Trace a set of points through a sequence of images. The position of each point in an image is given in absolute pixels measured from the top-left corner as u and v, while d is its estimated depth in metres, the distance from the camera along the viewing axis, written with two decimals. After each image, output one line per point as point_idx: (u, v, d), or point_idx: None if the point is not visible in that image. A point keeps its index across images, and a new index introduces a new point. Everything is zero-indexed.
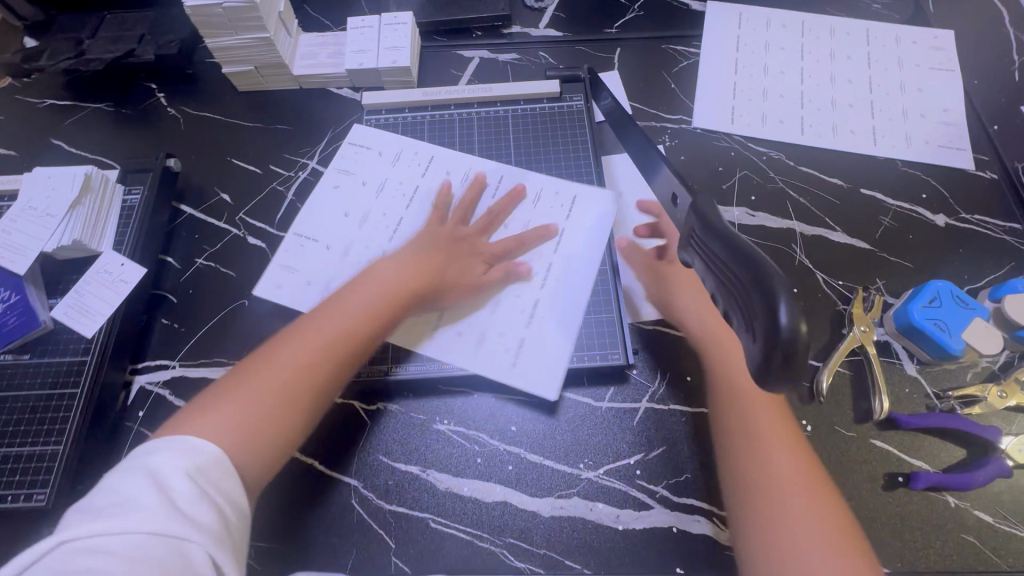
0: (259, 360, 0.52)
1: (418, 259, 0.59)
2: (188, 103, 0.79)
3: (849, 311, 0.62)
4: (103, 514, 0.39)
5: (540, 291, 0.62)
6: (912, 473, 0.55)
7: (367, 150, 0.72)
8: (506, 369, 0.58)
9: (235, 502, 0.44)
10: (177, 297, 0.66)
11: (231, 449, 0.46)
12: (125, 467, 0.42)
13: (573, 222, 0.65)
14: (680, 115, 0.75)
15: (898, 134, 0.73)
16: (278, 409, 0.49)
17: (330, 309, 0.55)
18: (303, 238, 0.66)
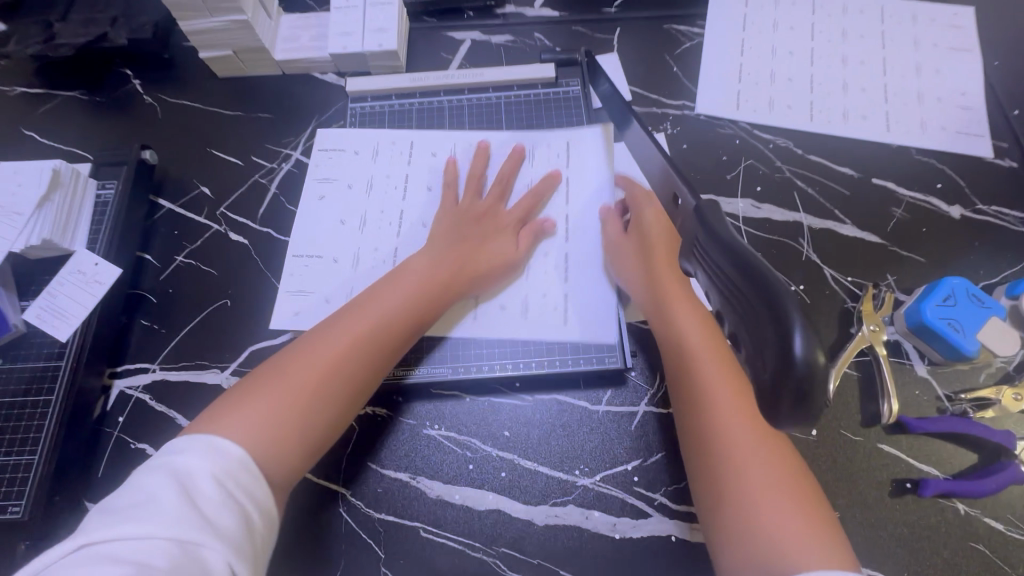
0: (291, 352, 0.50)
1: (451, 243, 0.58)
2: (165, 90, 0.75)
3: (858, 309, 0.59)
4: (125, 516, 0.38)
5: (565, 247, 0.62)
6: (921, 480, 0.53)
7: (343, 153, 0.68)
8: (556, 326, 0.58)
9: (261, 508, 0.42)
10: (157, 297, 0.64)
11: (263, 445, 0.44)
12: (153, 466, 0.41)
13: (573, 167, 0.66)
14: (682, 100, 0.72)
15: (912, 119, 0.69)
16: (312, 403, 0.47)
17: (366, 302, 0.53)
18: (302, 258, 0.64)
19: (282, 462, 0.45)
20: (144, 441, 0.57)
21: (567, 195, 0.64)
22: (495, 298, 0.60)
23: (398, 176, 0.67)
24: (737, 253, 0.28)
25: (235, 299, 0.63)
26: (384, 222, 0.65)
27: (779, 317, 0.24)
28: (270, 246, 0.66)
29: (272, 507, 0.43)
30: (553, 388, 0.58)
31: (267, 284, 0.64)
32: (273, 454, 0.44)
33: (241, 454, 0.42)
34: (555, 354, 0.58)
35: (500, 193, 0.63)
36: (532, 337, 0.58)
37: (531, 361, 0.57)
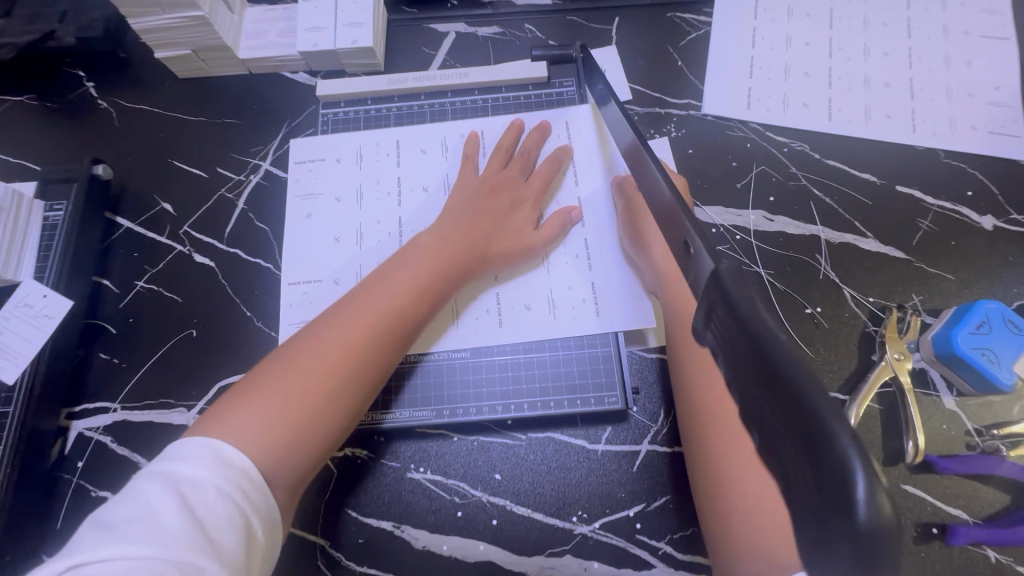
0: (297, 344, 0.46)
1: (458, 222, 0.54)
2: (119, 92, 0.68)
3: (880, 334, 0.54)
4: (119, 532, 0.34)
5: (585, 234, 0.58)
6: (949, 525, 0.48)
7: (325, 163, 0.63)
8: (586, 320, 0.55)
9: (266, 517, 0.40)
10: (116, 328, 0.58)
11: (272, 449, 0.41)
12: (152, 474, 0.37)
13: (576, 142, 0.61)
14: (688, 98, 0.65)
15: (941, 118, 0.62)
16: (322, 401, 0.44)
17: (374, 288, 0.50)
18: (298, 285, 0.58)
19: (292, 465, 0.42)
20: (106, 488, 0.53)
21: (576, 175, 0.60)
22: (516, 295, 0.56)
23: (388, 180, 0.62)
24: (775, 355, 0.23)
25: (201, 329, 0.58)
26: (383, 235, 0.60)
27: (828, 437, 0.20)
28: (238, 269, 0.60)
29: (276, 513, 0.41)
30: (547, 426, 0.53)
31: (236, 311, 0.59)
32: (282, 457, 0.42)
33: (248, 462, 0.39)
34: (549, 395, 0.53)
35: (522, 170, 0.59)
36: (563, 334, 0.55)
37: (520, 404, 0.53)
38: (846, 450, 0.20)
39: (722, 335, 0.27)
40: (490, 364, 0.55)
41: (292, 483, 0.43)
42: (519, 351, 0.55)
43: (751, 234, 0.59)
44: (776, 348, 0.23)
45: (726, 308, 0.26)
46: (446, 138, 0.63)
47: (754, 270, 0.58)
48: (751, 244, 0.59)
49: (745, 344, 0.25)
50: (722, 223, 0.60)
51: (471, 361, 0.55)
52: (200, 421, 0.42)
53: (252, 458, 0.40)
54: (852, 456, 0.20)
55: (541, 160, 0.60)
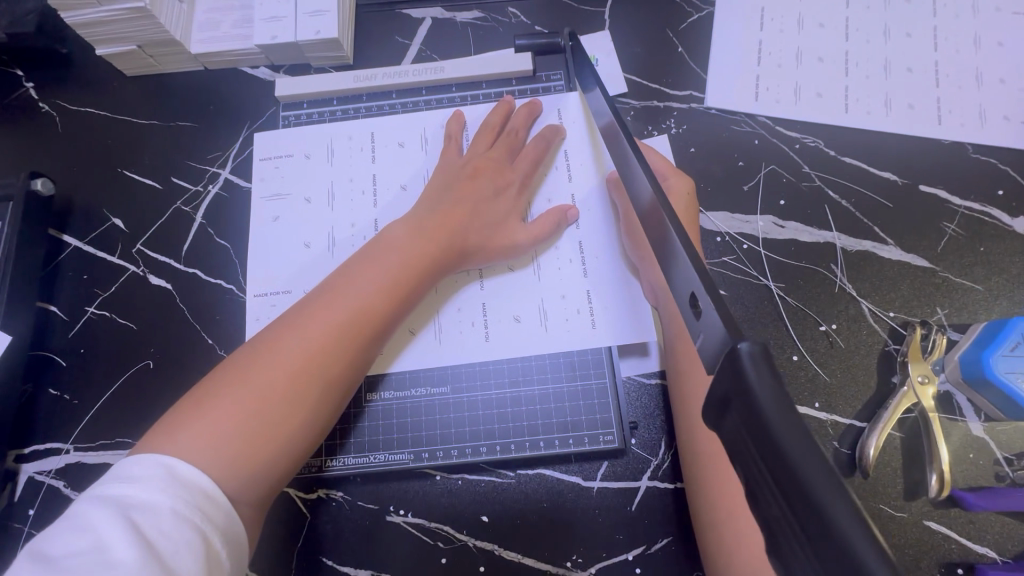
0: (260, 345, 0.41)
1: (436, 211, 0.49)
2: (59, 92, 0.61)
3: (902, 353, 0.49)
4: (61, 568, 0.30)
5: (580, 235, 0.52)
6: (976, 565, 0.45)
7: (293, 158, 0.57)
8: (580, 336, 0.49)
9: (232, 542, 0.35)
10: (67, 359, 0.53)
11: (230, 465, 0.36)
12: (100, 499, 0.33)
13: (569, 123, 0.56)
14: (689, 90, 0.59)
15: (970, 108, 0.56)
16: (287, 409, 0.39)
17: (345, 279, 0.44)
18: (267, 296, 0.53)
19: (255, 483, 0.37)
20: None
21: (568, 164, 0.54)
22: (504, 305, 0.51)
23: (363, 177, 0.56)
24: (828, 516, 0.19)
25: (158, 359, 0.53)
26: (357, 238, 0.54)
27: None
28: (197, 291, 0.55)
29: (243, 537, 0.36)
30: (537, 464, 0.48)
31: (195, 339, 0.53)
32: (244, 474, 0.37)
33: (204, 481, 0.35)
34: (539, 434, 0.48)
35: (509, 153, 0.53)
36: (555, 352, 0.49)
37: (506, 444, 0.48)
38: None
39: (746, 449, 0.22)
40: (473, 399, 0.49)
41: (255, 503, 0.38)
42: (509, 363, 0.50)
43: (759, 243, 0.54)
44: (831, 504, 0.19)
45: (749, 414, 0.22)
46: (425, 130, 0.57)
47: (764, 283, 0.53)
48: (760, 254, 0.53)
49: (780, 477, 0.20)
50: (727, 230, 0.54)
51: (451, 396, 0.50)
52: (148, 434, 0.37)
53: (207, 477, 0.35)
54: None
55: (533, 136, 0.55)
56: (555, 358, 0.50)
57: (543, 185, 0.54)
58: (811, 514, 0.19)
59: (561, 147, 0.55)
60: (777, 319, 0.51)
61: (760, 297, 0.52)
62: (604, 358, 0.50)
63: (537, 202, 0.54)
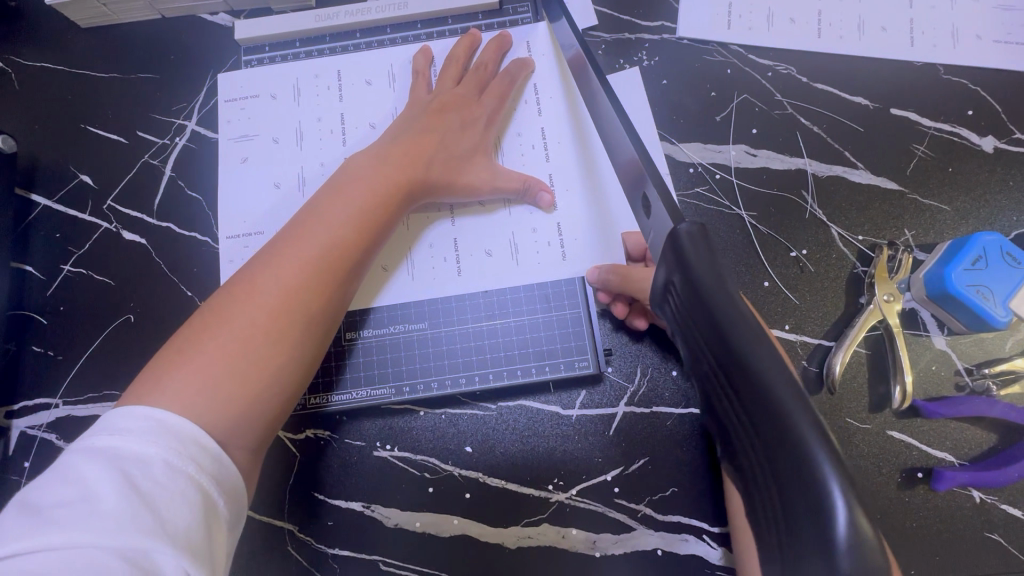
0: (235, 287, 0.41)
1: (403, 148, 0.48)
2: (11, 46, 0.59)
3: (869, 274, 0.50)
4: (52, 518, 0.30)
5: (550, 168, 0.52)
6: (935, 469, 0.47)
7: (259, 99, 0.56)
8: (553, 267, 0.51)
9: (229, 489, 0.35)
10: (48, 318, 0.54)
11: (223, 406, 0.37)
12: (89, 450, 0.33)
13: (537, 54, 0.55)
14: (661, 20, 0.58)
15: (943, 29, 0.56)
16: (271, 348, 0.39)
17: (314, 217, 0.44)
18: (239, 238, 0.53)
19: (251, 423, 0.38)
20: None
21: (537, 98, 0.54)
22: (476, 240, 0.51)
23: (331, 118, 0.55)
24: (746, 363, 0.25)
25: (139, 314, 0.53)
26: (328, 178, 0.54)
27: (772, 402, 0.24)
28: (173, 245, 0.54)
29: (241, 484, 0.36)
30: (518, 394, 0.50)
31: (175, 293, 0.54)
32: (238, 414, 0.37)
33: (196, 430, 0.35)
34: (517, 363, 0.50)
35: (478, 87, 0.53)
36: (528, 284, 0.50)
37: (485, 374, 0.50)
38: (826, 473, 0.23)
39: (688, 320, 0.29)
40: (450, 334, 0.50)
41: (254, 444, 0.38)
42: (486, 298, 0.51)
43: (730, 172, 0.54)
44: (743, 343, 0.26)
45: (688, 288, 0.29)
46: (392, 68, 0.56)
47: (736, 212, 0.53)
48: (732, 183, 0.54)
49: (709, 336, 0.28)
50: (701, 161, 0.54)
51: (429, 332, 0.51)
52: (132, 389, 0.37)
53: (199, 422, 0.35)
54: (832, 476, 0.23)
55: (501, 67, 0.54)
56: (528, 290, 0.50)
57: (513, 118, 0.54)
58: (732, 358, 0.26)
59: (531, 80, 0.54)
60: (749, 247, 0.52)
61: (731, 226, 0.53)
62: (578, 288, 0.50)
63: (508, 137, 0.53)
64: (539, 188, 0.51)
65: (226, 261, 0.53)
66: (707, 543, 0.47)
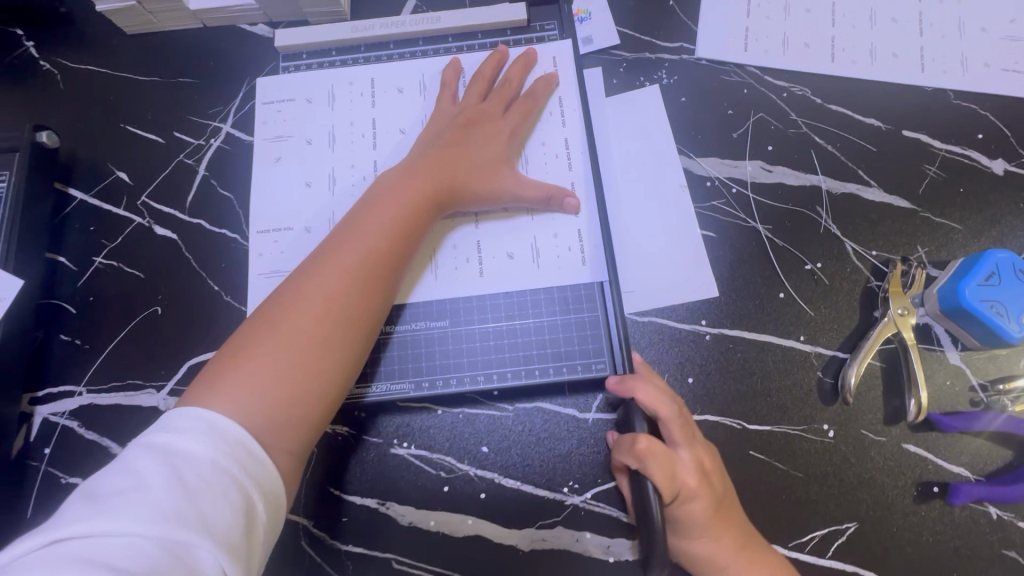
0: (282, 296, 0.44)
1: (434, 160, 0.51)
2: (61, 50, 0.62)
3: (883, 289, 0.51)
4: (109, 506, 0.33)
5: (573, 177, 0.54)
6: (951, 484, 0.47)
7: (294, 103, 0.58)
8: (573, 271, 0.52)
9: (270, 495, 0.38)
10: (77, 308, 0.55)
11: (267, 408, 0.40)
12: (147, 445, 0.36)
13: (561, 70, 0.57)
14: (679, 41, 0.60)
15: (953, 56, 0.58)
16: (315, 354, 0.42)
17: (351, 229, 0.47)
18: (269, 234, 0.55)
19: (296, 425, 0.41)
20: (76, 474, 0.51)
21: (561, 111, 0.56)
22: (498, 243, 0.53)
23: (363, 123, 0.57)
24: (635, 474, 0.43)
25: (167, 306, 0.55)
26: (358, 179, 0.56)
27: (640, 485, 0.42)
28: (202, 241, 0.56)
29: (281, 493, 0.39)
30: (534, 395, 0.51)
31: (202, 287, 0.55)
32: (283, 416, 0.41)
33: (242, 435, 0.38)
34: (535, 363, 0.50)
35: (504, 102, 0.55)
36: (549, 286, 0.51)
37: (504, 373, 0.50)
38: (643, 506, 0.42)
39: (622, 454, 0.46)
40: (472, 334, 0.51)
41: (297, 446, 0.41)
42: (509, 300, 0.52)
43: (747, 186, 0.55)
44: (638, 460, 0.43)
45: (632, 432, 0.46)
46: (423, 78, 0.58)
47: (751, 225, 0.54)
48: (748, 198, 0.55)
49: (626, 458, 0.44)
50: (718, 175, 0.56)
51: (450, 330, 0.51)
52: (190, 390, 0.40)
53: (243, 425, 0.39)
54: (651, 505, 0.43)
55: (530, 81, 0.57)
56: (549, 292, 0.51)
57: (537, 129, 0.56)
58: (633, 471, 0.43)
59: (555, 94, 0.56)
60: (765, 259, 0.53)
61: (748, 238, 0.54)
62: (598, 292, 0.51)
63: (531, 146, 0.55)
64: (564, 196, 0.52)
65: (252, 256, 0.54)
66: None
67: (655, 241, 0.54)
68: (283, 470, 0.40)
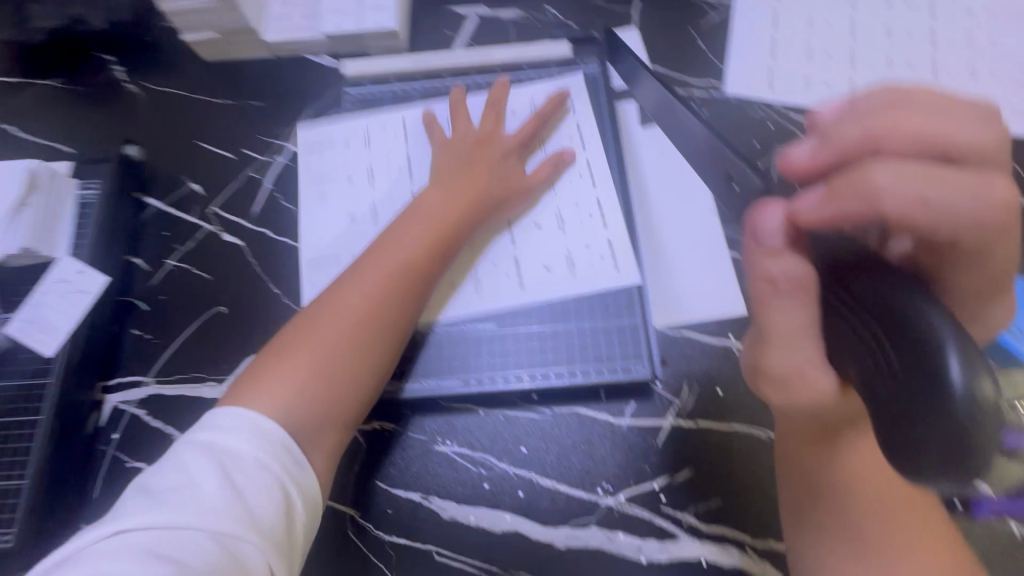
0: (322, 303, 0.49)
1: (463, 182, 0.56)
2: (147, 74, 0.68)
3: None
4: (166, 501, 0.38)
5: (597, 195, 0.59)
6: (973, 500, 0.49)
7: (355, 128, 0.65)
8: (607, 278, 0.56)
9: (306, 491, 0.42)
10: (149, 305, 0.60)
11: (308, 403, 0.44)
12: (197, 445, 0.41)
13: (600, 103, 0.63)
14: (708, 78, 0.65)
15: (966, 99, 0.62)
16: (352, 357, 0.46)
17: (387, 242, 0.51)
18: (331, 245, 0.60)
19: (335, 419, 0.45)
20: (140, 459, 0.54)
21: (599, 139, 0.62)
22: (535, 256, 0.58)
23: (415, 146, 0.64)
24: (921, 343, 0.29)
25: (231, 306, 0.59)
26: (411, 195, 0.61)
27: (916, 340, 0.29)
28: (266, 247, 0.61)
29: (316, 489, 0.43)
30: (572, 400, 0.54)
31: (264, 290, 0.59)
32: (322, 411, 0.45)
33: (283, 435, 0.42)
34: (576, 366, 0.54)
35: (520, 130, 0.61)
36: (586, 292, 0.56)
37: (547, 375, 0.54)
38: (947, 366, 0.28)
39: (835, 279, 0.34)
40: (516, 337, 0.55)
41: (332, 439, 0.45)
42: (553, 305, 0.56)
43: None
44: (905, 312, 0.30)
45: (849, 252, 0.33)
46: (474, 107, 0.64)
47: None
48: None
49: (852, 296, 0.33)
50: None
51: (497, 331, 0.56)
52: (236, 388, 0.45)
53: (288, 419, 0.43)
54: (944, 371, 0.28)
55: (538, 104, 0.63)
56: (590, 300, 0.56)
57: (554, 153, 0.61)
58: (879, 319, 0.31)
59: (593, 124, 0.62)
60: None
61: None
62: (637, 300, 0.55)
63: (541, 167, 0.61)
64: (558, 152, 0.60)
65: (314, 263, 0.60)
66: (749, 556, 0.48)
67: (687, 250, 0.57)
68: (316, 461, 0.44)
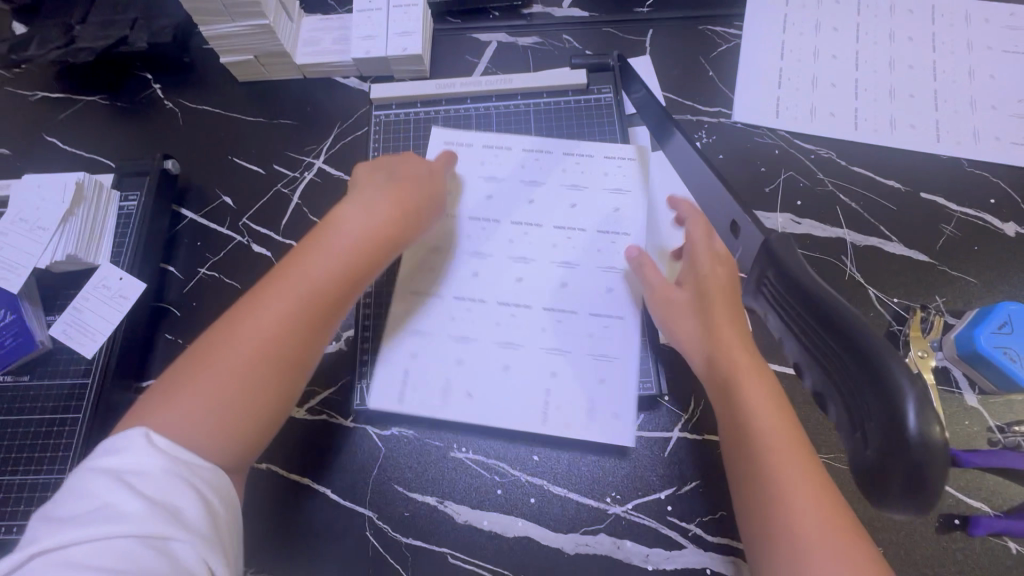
0: (222, 328, 0.44)
1: (388, 195, 0.52)
2: (183, 93, 0.72)
3: (905, 333, 0.57)
4: (74, 525, 0.34)
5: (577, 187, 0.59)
6: (971, 517, 0.51)
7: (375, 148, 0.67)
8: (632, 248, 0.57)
9: (223, 493, 0.40)
10: (180, 311, 0.63)
11: (209, 436, 0.41)
12: (93, 470, 0.37)
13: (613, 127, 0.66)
14: (717, 106, 0.68)
15: (965, 129, 0.65)
16: (257, 383, 0.43)
17: (297, 261, 0.48)
18: None
19: (240, 448, 0.42)
20: None
21: None
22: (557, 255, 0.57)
23: None
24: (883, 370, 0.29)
25: None
26: None
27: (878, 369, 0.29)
28: None
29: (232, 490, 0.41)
30: None
31: None
32: (226, 441, 0.41)
33: (191, 455, 0.39)
34: None
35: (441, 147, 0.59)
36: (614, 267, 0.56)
37: None
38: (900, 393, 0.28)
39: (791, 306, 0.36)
40: None
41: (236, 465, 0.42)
42: None
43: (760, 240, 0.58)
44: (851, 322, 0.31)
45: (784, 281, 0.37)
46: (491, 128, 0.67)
47: None
48: None
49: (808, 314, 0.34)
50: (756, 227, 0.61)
51: None
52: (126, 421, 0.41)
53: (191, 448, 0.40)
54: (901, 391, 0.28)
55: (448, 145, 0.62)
56: None
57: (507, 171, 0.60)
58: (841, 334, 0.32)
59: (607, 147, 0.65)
60: None
61: None
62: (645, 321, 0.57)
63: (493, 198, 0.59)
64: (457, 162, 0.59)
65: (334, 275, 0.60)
66: None
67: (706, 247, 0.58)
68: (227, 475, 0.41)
